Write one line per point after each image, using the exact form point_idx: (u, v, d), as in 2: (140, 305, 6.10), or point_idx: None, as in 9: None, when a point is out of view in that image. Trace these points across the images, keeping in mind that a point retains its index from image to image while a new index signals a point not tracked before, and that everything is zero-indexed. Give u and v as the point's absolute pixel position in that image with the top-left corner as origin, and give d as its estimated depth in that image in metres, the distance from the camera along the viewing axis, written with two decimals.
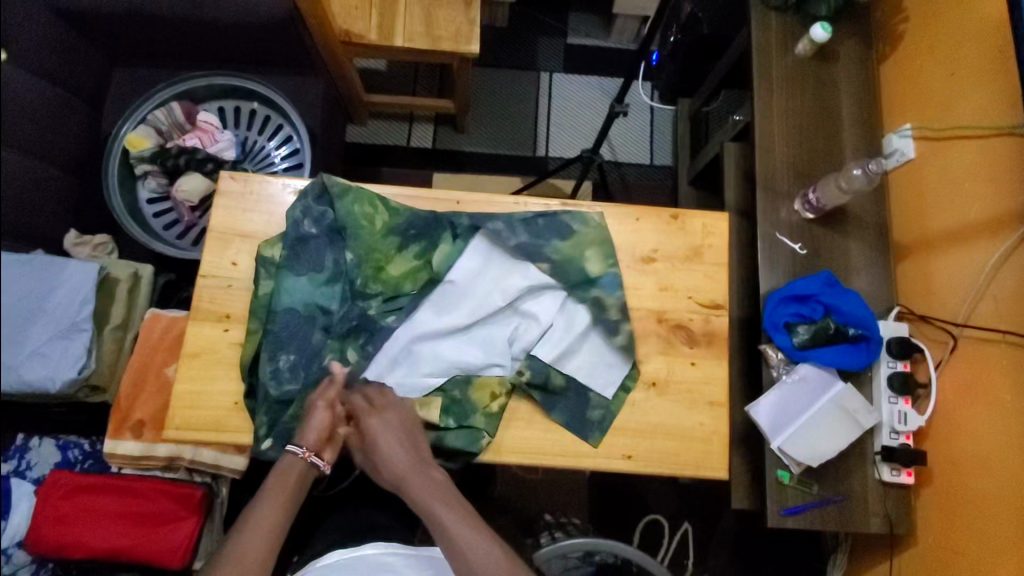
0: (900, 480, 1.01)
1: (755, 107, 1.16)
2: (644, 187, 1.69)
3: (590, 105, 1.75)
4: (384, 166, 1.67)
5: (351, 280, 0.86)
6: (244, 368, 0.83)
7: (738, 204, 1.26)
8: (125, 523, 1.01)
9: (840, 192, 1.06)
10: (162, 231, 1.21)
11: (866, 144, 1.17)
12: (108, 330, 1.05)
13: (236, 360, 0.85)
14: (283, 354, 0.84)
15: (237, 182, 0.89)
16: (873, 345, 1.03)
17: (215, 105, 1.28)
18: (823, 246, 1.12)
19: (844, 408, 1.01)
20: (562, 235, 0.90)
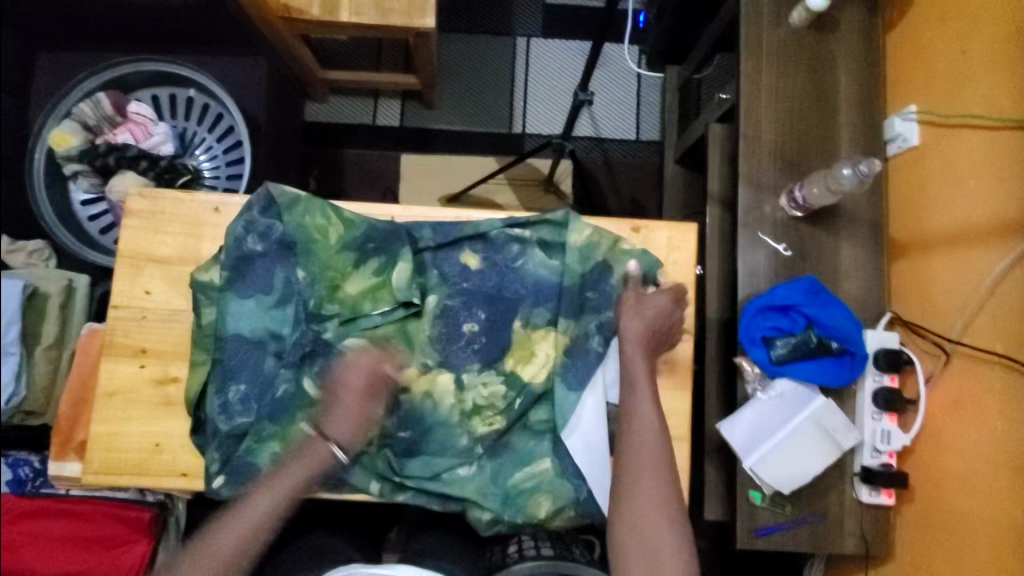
0: (879, 501, 0.96)
1: (740, 90, 1.04)
2: (627, 164, 1.56)
3: (572, 74, 1.60)
4: (347, 147, 1.55)
5: (305, 302, 0.83)
6: (190, 404, 0.80)
7: (721, 194, 1.14)
8: (74, 548, 0.99)
9: (827, 192, 0.96)
10: (99, 236, 1.12)
11: (864, 128, 1.04)
12: (39, 350, 0.98)
13: (181, 397, 0.81)
14: (233, 384, 0.81)
15: (147, 200, 0.85)
16: (858, 361, 0.94)
17: (149, 93, 1.16)
18: (810, 247, 1.01)
19: (823, 428, 0.94)
20: (529, 248, 0.89)
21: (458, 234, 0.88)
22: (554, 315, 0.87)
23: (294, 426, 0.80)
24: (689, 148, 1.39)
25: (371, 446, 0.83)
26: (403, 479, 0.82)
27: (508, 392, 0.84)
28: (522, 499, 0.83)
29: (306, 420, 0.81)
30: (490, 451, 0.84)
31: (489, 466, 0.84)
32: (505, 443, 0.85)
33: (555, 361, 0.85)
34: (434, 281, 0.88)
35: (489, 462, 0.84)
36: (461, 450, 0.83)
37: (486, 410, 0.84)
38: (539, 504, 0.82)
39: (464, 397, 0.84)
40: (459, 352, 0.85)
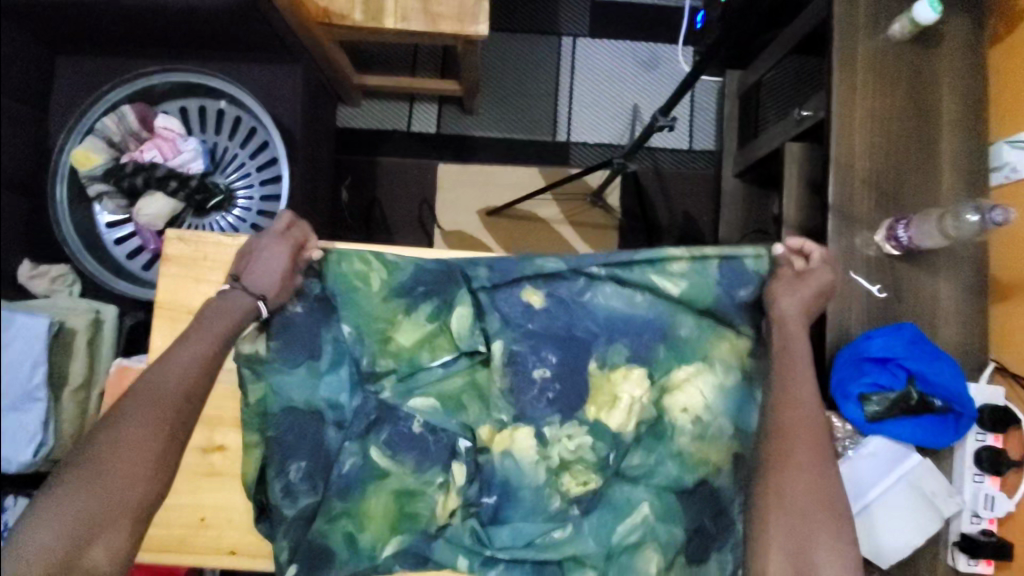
0: (976, 569, 0.87)
1: (831, 111, 0.93)
2: (680, 176, 1.46)
3: (621, 77, 1.49)
4: (381, 155, 1.46)
5: (357, 360, 0.80)
6: (250, 488, 0.77)
7: (799, 221, 1.05)
8: None
9: (938, 233, 0.86)
10: (126, 261, 1.05)
11: (967, 155, 0.94)
12: (67, 393, 0.92)
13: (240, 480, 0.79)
14: (294, 462, 0.77)
15: (188, 245, 0.78)
16: (964, 422, 0.86)
17: (177, 105, 1.07)
18: (906, 287, 0.92)
19: (922, 492, 0.86)
20: (595, 283, 0.83)
21: (518, 272, 0.82)
22: (633, 350, 0.82)
23: (368, 498, 0.78)
24: (755, 163, 1.28)
25: (455, 517, 0.79)
26: (495, 553, 0.78)
27: (596, 445, 0.80)
28: (628, 556, 0.79)
29: (379, 491, 0.78)
30: (585, 512, 0.80)
31: (586, 526, 0.79)
32: (600, 497, 0.81)
33: (641, 402, 0.80)
34: (496, 326, 0.82)
35: (586, 522, 0.80)
36: (553, 512, 0.79)
37: (575, 465, 0.80)
38: (648, 558, 0.79)
39: (549, 452, 0.80)
40: (535, 404, 0.81)
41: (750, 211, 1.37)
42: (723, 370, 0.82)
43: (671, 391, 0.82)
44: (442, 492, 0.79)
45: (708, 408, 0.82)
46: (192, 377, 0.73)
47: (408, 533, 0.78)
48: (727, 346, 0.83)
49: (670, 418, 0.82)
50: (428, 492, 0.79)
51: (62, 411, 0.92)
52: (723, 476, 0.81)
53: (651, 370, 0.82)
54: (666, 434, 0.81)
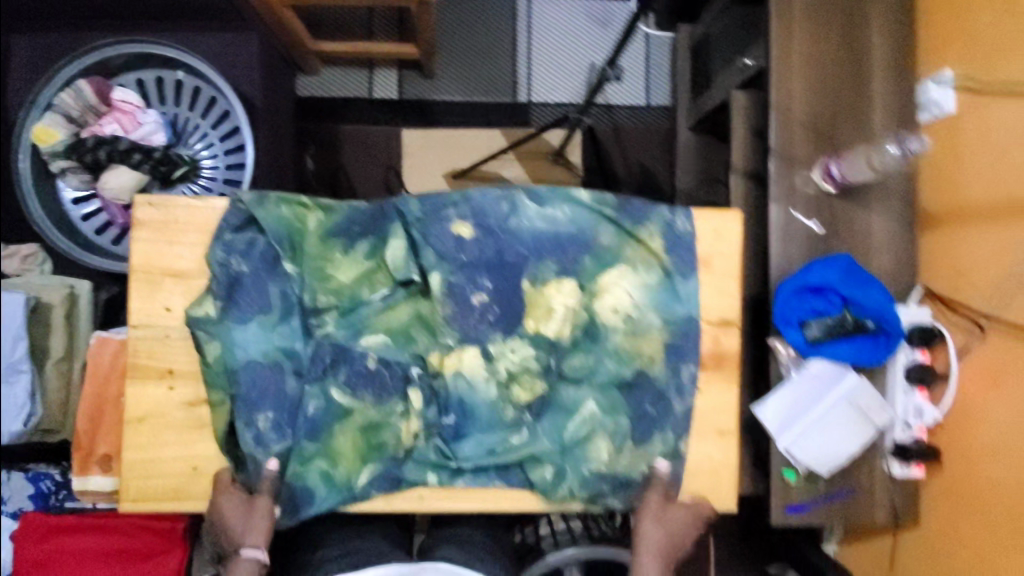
0: (910, 472, 0.97)
1: (771, 56, 0.99)
2: (636, 132, 1.50)
3: (578, 35, 1.52)
4: (344, 124, 1.46)
5: (299, 300, 0.79)
6: (222, 442, 0.77)
7: (745, 167, 1.10)
8: (107, 560, 0.95)
9: (869, 167, 0.93)
10: (95, 237, 1.06)
11: (897, 95, 1.01)
12: (50, 364, 0.94)
13: (212, 434, 0.78)
14: (259, 413, 0.76)
15: (157, 210, 0.79)
16: (894, 340, 0.94)
17: (134, 78, 1.08)
18: (842, 222, 1.00)
19: (858, 406, 0.94)
20: (528, 208, 0.83)
21: (444, 205, 0.82)
22: (561, 264, 0.82)
23: (334, 438, 0.78)
24: (705, 116, 1.33)
25: (420, 439, 0.79)
26: (460, 463, 0.79)
27: (538, 353, 0.81)
28: (580, 448, 0.80)
29: (345, 430, 0.78)
30: (538, 412, 0.81)
31: (540, 425, 0.80)
32: (549, 400, 0.81)
33: (573, 308, 0.81)
34: (432, 258, 0.80)
35: (539, 425, 0.80)
36: (508, 420, 0.80)
37: (521, 376, 0.80)
38: (599, 447, 0.80)
39: (496, 367, 0.80)
40: (476, 325, 0.80)
41: (705, 162, 1.43)
42: (644, 269, 0.82)
43: (599, 295, 0.82)
44: (404, 419, 0.79)
45: (635, 305, 0.81)
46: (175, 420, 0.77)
47: (378, 461, 0.78)
48: (646, 246, 0.82)
49: (601, 319, 0.81)
50: (391, 423, 0.79)
51: (46, 383, 0.94)
52: (657, 366, 0.81)
53: (580, 280, 0.82)
54: (601, 336, 0.81)
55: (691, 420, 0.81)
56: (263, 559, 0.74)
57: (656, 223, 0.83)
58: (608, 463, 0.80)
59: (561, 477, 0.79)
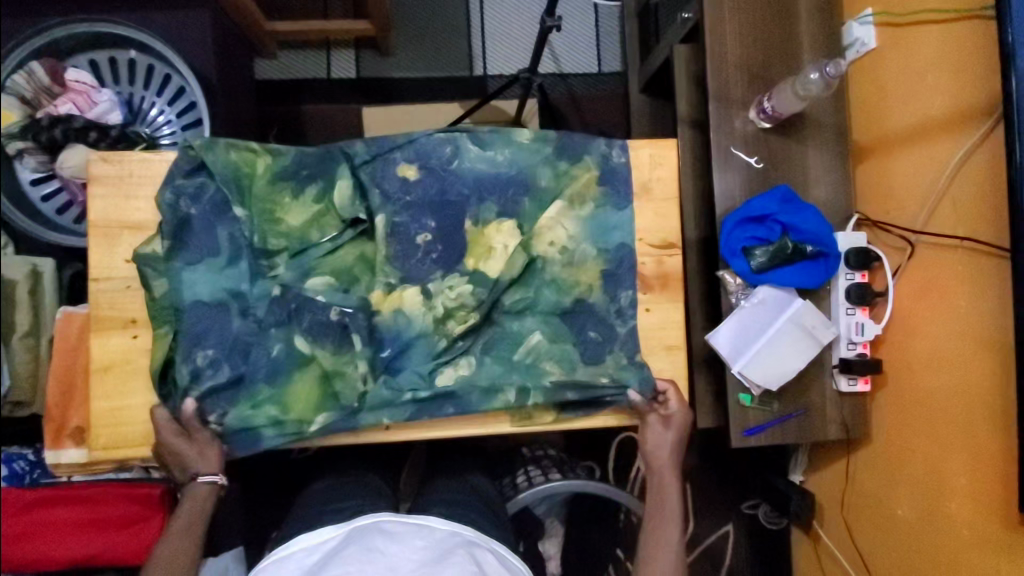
0: (856, 388, 1.03)
1: (705, 10, 1.03)
2: (593, 100, 1.53)
3: (529, 8, 1.55)
4: (305, 104, 1.48)
5: (249, 241, 0.83)
6: (156, 374, 0.80)
7: (690, 116, 1.14)
8: (85, 530, 0.97)
9: (798, 99, 0.98)
10: (56, 216, 1.07)
11: (825, 35, 1.06)
12: (16, 340, 0.96)
13: (148, 367, 0.82)
14: (200, 349, 0.80)
15: (110, 164, 0.82)
16: (832, 261, 1.00)
17: (86, 59, 1.08)
18: (780, 157, 1.05)
19: (803, 326, 0.99)
20: (473, 149, 0.88)
21: (391, 148, 0.86)
22: (501, 205, 0.86)
23: (292, 384, 0.81)
24: (653, 75, 1.37)
25: (370, 385, 0.82)
26: (417, 393, 0.82)
27: (475, 289, 0.85)
28: (528, 377, 0.85)
29: (306, 375, 0.82)
30: (489, 347, 0.86)
31: (491, 352, 0.85)
32: (486, 334, 0.86)
33: (514, 247, 0.85)
34: (378, 201, 0.85)
35: (493, 350, 0.85)
36: (442, 351, 0.84)
37: (458, 311, 0.84)
38: (547, 370, 0.86)
39: (434, 303, 0.84)
40: (418, 265, 0.84)
41: (658, 122, 1.48)
42: (580, 202, 0.88)
43: (540, 235, 0.87)
44: (356, 365, 0.82)
45: (572, 238, 0.87)
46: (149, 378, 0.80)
47: (333, 409, 0.81)
48: (580, 181, 0.88)
49: (541, 254, 0.87)
50: (349, 369, 0.82)
51: (13, 357, 0.96)
52: (596, 294, 0.88)
53: (521, 222, 0.87)
54: (538, 267, 0.87)
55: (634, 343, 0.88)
56: (219, 482, 0.80)
57: (593, 157, 0.89)
58: (560, 386, 0.85)
59: (524, 396, 0.84)
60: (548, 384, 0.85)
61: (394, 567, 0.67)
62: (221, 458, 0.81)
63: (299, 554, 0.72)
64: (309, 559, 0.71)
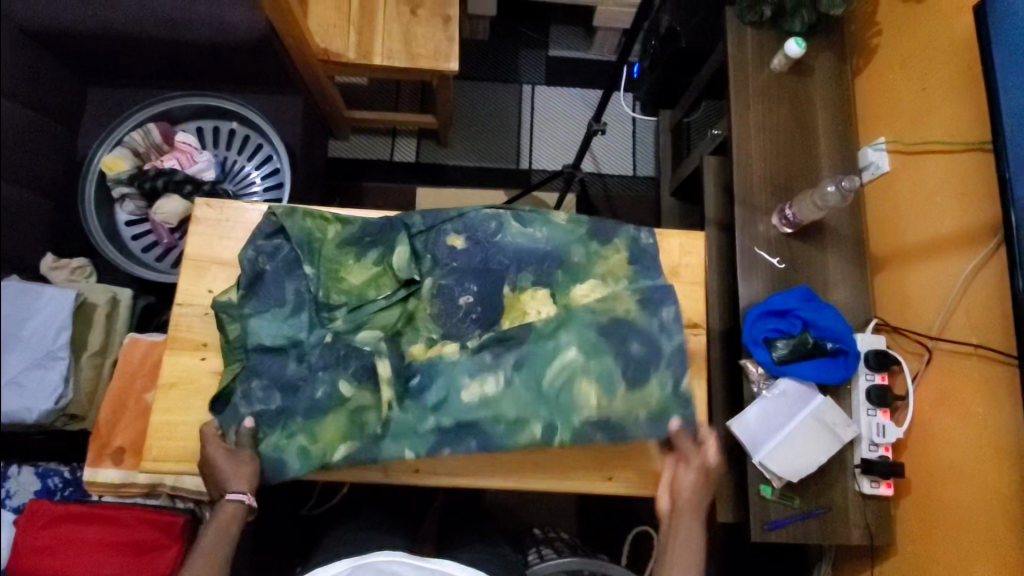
0: (880, 492, 1.03)
1: (732, 127, 1.17)
2: (627, 199, 1.66)
3: (574, 117, 1.74)
4: (367, 181, 1.65)
5: (313, 296, 0.89)
6: (217, 400, 0.85)
7: (718, 217, 1.25)
8: (105, 551, 0.98)
9: (817, 209, 1.08)
10: (141, 253, 1.21)
11: (842, 157, 1.18)
12: (86, 356, 1.04)
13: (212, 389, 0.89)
14: (255, 378, 0.86)
15: (212, 210, 0.95)
16: (852, 359, 1.04)
17: (194, 125, 1.28)
18: (801, 259, 1.13)
19: (824, 422, 1.01)
20: (521, 223, 0.95)
21: (443, 220, 0.95)
22: (537, 276, 0.93)
23: (324, 419, 0.84)
24: (684, 182, 1.50)
25: (404, 442, 0.84)
26: (439, 419, 0.85)
27: (508, 347, 0.88)
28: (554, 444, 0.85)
29: (344, 427, 0.84)
30: (520, 366, 0.86)
31: (519, 382, 0.86)
32: (515, 387, 0.86)
33: (547, 314, 0.90)
34: (429, 265, 0.93)
35: (519, 379, 0.86)
36: (471, 404, 0.85)
37: (491, 366, 0.87)
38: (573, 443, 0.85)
39: (470, 357, 0.88)
40: (458, 323, 0.90)
41: (687, 224, 1.58)
42: (613, 280, 0.93)
43: (575, 304, 0.91)
44: (393, 422, 0.85)
45: (606, 310, 0.92)
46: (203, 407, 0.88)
47: (367, 460, 0.83)
48: (610, 260, 0.95)
49: (578, 316, 0.89)
50: (378, 403, 0.85)
51: (80, 373, 1.04)
52: None
53: (553, 291, 0.92)
54: (579, 333, 0.88)
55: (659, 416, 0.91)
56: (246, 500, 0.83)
57: (623, 240, 0.96)
58: (597, 407, 0.85)
59: (550, 432, 0.85)
60: (580, 422, 0.85)
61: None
62: (257, 476, 0.83)
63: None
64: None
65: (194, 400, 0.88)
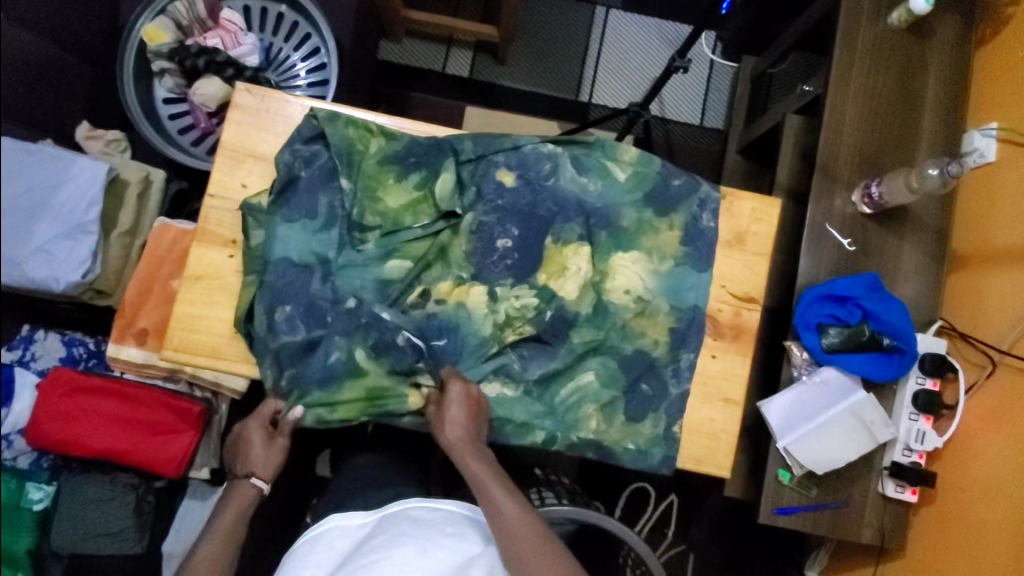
0: (903, 497, 1.00)
1: (829, 86, 1.03)
2: (688, 150, 1.53)
3: (646, 52, 1.59)
4: (415, 91, 1.54)
5: (346, 212, 0.84)
6: (239, 317, 0.83)
7: (790, 186, 1.13)
8: (125, 427, 1.01)
9: (907, 191, 0.97)
10: (177, 135, 1.16)
11: (945, 137, 1.05)
12: (115, 235, 1.02)
13: (236, 287, 0.86)
14: (280, 305, 0.82)
15: (253, 96, 0.89)
16: (907, 358, 0.96)
17: (241, 3, 1.18)
18: (874, 245, 1.03)
19: (861, 419, 0.96)
20: (578, 167, 0.88)
21: (495, 149, 0.87)
22: (583, 230, 0.86)
23: (348, 374, 0.81)
24: (756, 140, 1.37)
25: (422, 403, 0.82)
26: None
27: (539, 303, 0.84)
28: (571, 412, 0.84)
29: (355, 387, 0.81)
30: (543, 381, 0.84)
31: (536, 393, 0.85)
32: (538, 347, 0.85)
33: (586, 274, 0.84)
34: (472, 198, 0.86)
35: (538, 391, 0.85)
36: (494, 360, 0.83)
37: (517, 321, 0.84)
38: (589, 416, 0.85)
39: (497, 307, 0.84)
40: (492, 266, 0.84)
41: (749, 185, 1.46)
42: (658, 257, 0.87)
43: (613, 276, 0.86)
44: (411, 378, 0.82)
45: (648, 290, 0.87)
46: (229, 307, 0.86)
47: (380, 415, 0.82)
48: (661, 235, 0.88)
49: (615, 300, 0.86)
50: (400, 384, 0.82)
51: (108, 250, 1.01)
52: (662, 349, 0.86)
53: (593, 249, 0.86)
54: (610, 312, 0.85)
55: (696, 391, 0.87)
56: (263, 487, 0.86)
57: (681, 216, 0.88)
58: (594, 431, 0.85)
59: (552, 441, 0.84)
60: (579, 439, 0.85)
61: (425, 551, 0.64)
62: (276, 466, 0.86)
63: (331, 533, 0.69)
64: (342, 542, 0.68)
65: (220, 296, 0.86)
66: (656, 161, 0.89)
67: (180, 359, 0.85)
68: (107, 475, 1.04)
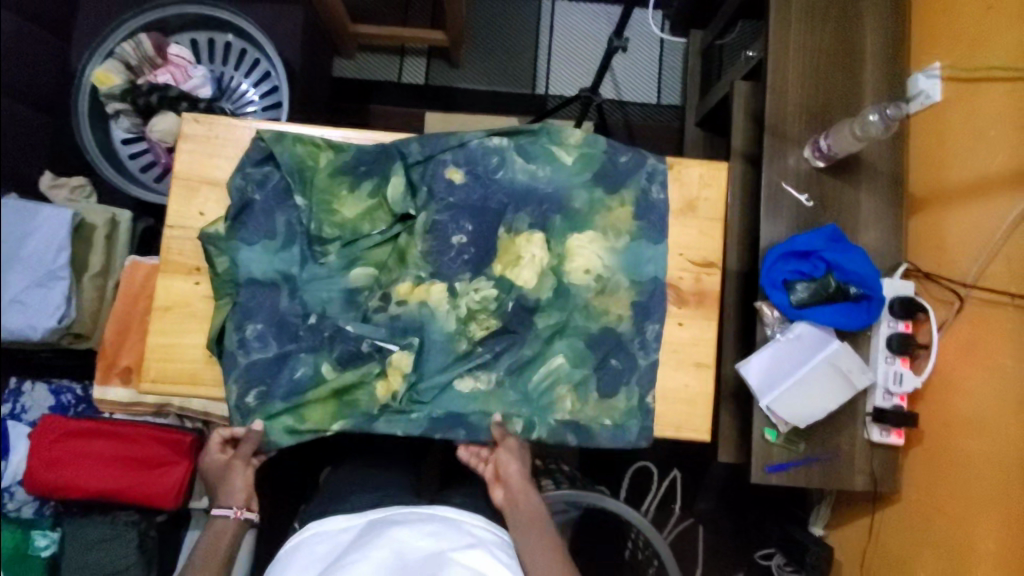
0: (889, 440, 1.01)
1: (769, 49, 1.05)
2: (649, 129, 1.55)
3: (595, 38, 1.61)
4: (372, 103, 1.56)
5: (305, 228, 0.86)
6: (211, 339, 0.84)
7: (745, 151, 1.15)
8: (120, 466, 1.02)
9: (854, 140, 0.99)
10: (138, 173, 1.17)
11: (887, 85, 1.07)
12: (87, 278, 1.03)
13: (208, 313, 0.88)
14: (250, 322, 0.84)
15: (202, 126, 0.91)
16: (874, 305, 0.98)
17: (188, 38, 1.20)
18: (831, 198, 1.05)
19: (837, 369, 0.97)
20: (526, 155, 0.89)
21: (442, 148, 0.88)
22: (534, 218, 0.88)
23: (318, 384, 0.83)
24: (710, 111, 1.39)
25: (393, 400, 0.83)
26: (433, 411, 0.84)
27: (499, 294, 0.86)
28: (545, 396, 0.86)
29: (320, 394, 0.83)
30: (513, 369, 0.86)
31: (509, 382, 0.86)
32: (504, 337, 0.86)
33: (542, 260, 0.86)
34: (424, 198, 0.87)
35: (511, 378, 0.86)
36: (461, 354, 0.85)
37: (480, 313, 0.86)
38: (564, 396, 0.86)
39: (458, 302, 0.85)
40: (450, 262, 0.86)
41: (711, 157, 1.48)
42: (614, 235, 0.89)
43: (570, 258, 0.88)
44: (379, 379, 0.84)
45: (607, 267, 0.88)
46: (202, 333, 0.88)
47: (351, 416, 0.83)
48: (614, 213, 0.89)
49: (575, 281, 0.87)
50: (368, 382, 0.84)
51: (81, 292, 1.03)
52: (627, 323, 0.88)
53: (549, 235, 0.88)
54: (572, 293, 0.87)
55: (668, 359, 0.89)
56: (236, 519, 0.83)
57: (632, 191, 0.90)
58: (571, 411, 0.86)
59: (531, 428, 0.85)
60: (556, 421, 0.86)
61: (402, 553, 0.65)
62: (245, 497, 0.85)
63: (314, 538, 0.71)
64: (321, 547, 0.69)
65: (192, 323, 0.87)
66: (601, 141, 0.91)
67: (160, 389, 0.87)
68: (108, 515, 1.05)
